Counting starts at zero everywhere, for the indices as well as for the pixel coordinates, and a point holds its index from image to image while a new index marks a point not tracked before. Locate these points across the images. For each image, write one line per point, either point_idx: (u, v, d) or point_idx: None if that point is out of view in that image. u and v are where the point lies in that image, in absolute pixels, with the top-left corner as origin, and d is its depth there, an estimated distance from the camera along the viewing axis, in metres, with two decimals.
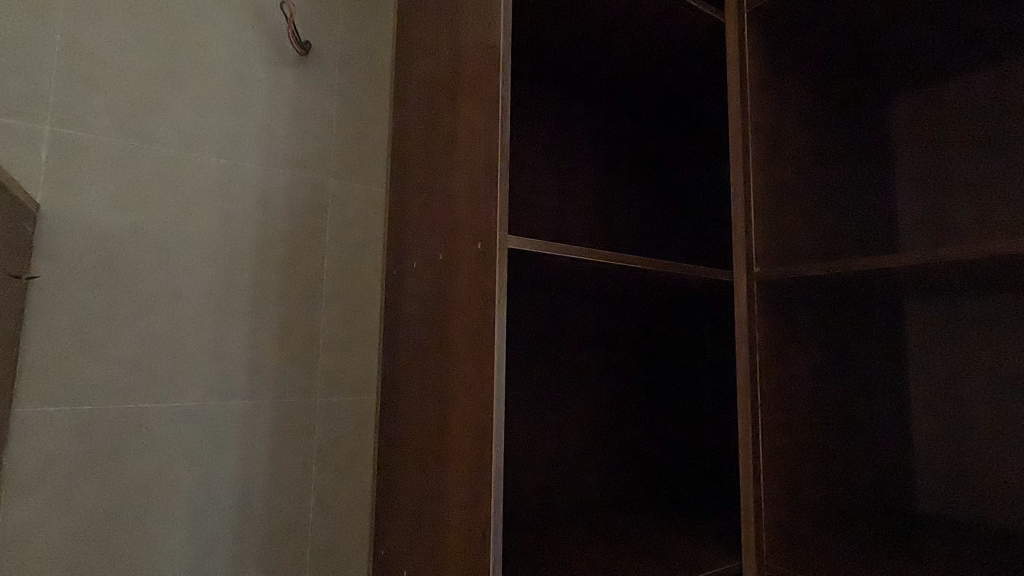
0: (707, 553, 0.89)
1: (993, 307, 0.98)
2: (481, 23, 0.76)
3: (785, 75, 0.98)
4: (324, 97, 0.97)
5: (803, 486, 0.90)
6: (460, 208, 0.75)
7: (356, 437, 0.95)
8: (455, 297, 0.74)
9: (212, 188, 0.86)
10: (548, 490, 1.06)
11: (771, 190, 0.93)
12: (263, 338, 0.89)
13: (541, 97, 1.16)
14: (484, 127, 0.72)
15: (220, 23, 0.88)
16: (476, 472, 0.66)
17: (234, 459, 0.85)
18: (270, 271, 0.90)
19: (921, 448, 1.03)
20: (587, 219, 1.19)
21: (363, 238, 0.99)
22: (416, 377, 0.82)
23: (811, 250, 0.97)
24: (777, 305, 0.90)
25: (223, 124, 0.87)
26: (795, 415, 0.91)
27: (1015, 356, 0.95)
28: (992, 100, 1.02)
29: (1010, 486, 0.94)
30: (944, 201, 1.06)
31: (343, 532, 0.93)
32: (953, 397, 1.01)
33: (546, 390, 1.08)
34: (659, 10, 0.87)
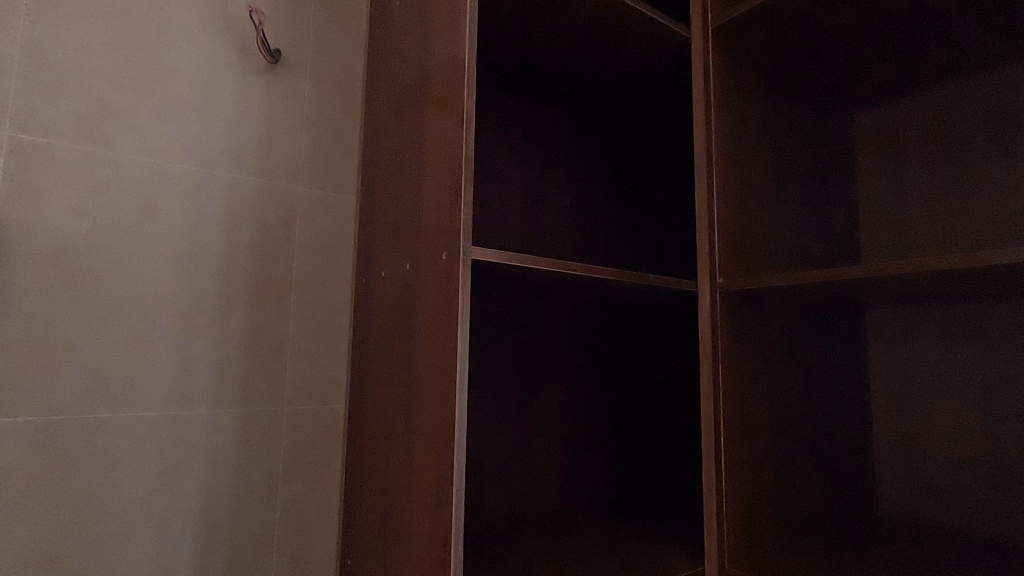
0: (671, 557, 0.92)
1: (945, 316, 1.01)
2: (447, 36, 0.77)
3: (748, 89, 1.01)
4: (294, 105, 0.97)
5: (764, 491, 0.92)
6: (426, 219, 0.76)
7: (325, 446, 0.95)
8: (422, 305, 0.75)
9: (179, 196, 0.85)
10: (518, 497, 1.07)
11: (734, 200, 0.95)
12: (230, 346, 0.88)
13: (513, 107, 1.17)
14: (450, 138, 0.73)
15: (188, 30, 0.88)
16: (440, 482, 0.67)
17: (199, 471, 0.84)
18: (238, 279, 0.90)
19: (880, 452, 1.06)
20: (558, 228, 1.21)
21: (335, 247, 0.99)
22: (383, 386, 0.83)
23: (773, 259, 1.00)
24: (739, 314, 0.92)
25: (190, 131, 0.87)
26: (757, 420, 0.93)
27: (964, 365, 0.99)
28: (945, 117, 1.07)
29: (959, 489, 0.98)
30: (901, 213, 1.09)
31: (311, 541, 0.93)
32: (909, 404, 1.04)
33: (515, 396, 1.10)
34: (625, 26, 0.89)
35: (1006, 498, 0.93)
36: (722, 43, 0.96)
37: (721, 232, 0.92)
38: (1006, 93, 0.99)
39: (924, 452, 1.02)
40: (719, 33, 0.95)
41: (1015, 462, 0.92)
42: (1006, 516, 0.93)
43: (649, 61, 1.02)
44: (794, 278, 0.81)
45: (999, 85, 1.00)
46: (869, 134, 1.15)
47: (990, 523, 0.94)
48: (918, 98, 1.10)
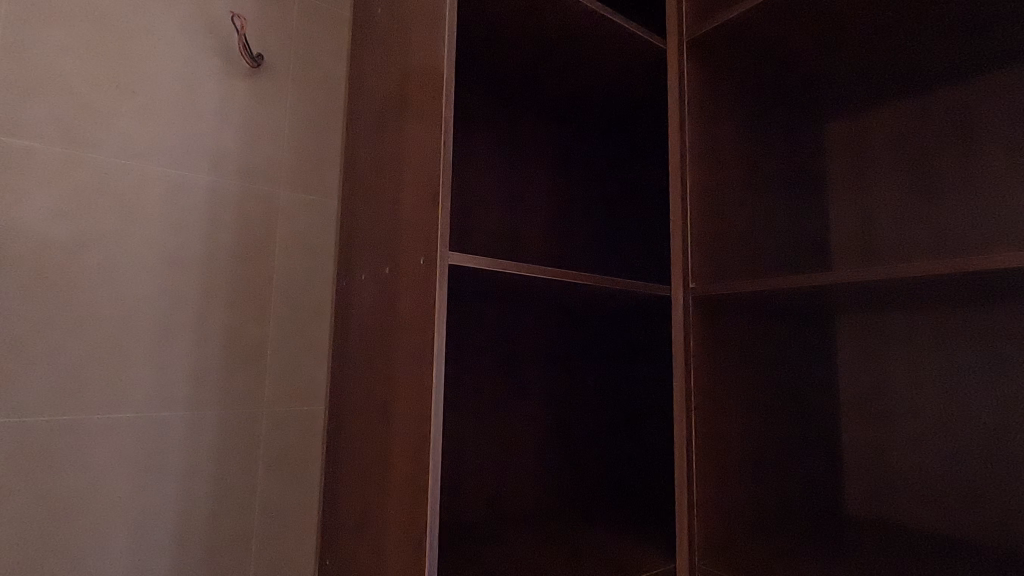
0: (644, 555, 0.94)
1: (912, 322, 1.04)
2: (427, 45, 0.79)
3: (722, 100, 1.04)
4: (276, 109, 0.98)
5: (736, 492, 0.95)
6: (406, 224, 0.77)
7: (305, 448, 0.96)
8: (401, 309, 0.76)
9: (160, 197, 0.86)
10: (496, 497, 1.09)
11: (706, 208, 0.97)
12: (210, 347, 0.89)
13: (494, 113, 1.19)
14: (429, 146, 0.75)
15: (170, 34, 0.89)
16: (416, 482, 0.69)
17: (177, 474, 0.85)
18: (219, 282, 0.90)
19: (847, 452, 1.10)
20: (537, 232, 1.24)
21: (316, 250, 1.00)
22: (362, 387, 0.84)
23: (745, 265, 1.03)
24: (711, 319, 0.95)
25: (171, 134, 0.87)
26: (728, 422, 0.96)
27: (928, 369, 1.02)
28: (910, 127, 1.10)
29: (923, 489, 1.01)
30: (869, 222, 1.13)
31: (289, 543, 0.94)
32: (877, 407, 1.08)
33: (493, 398, 1.12)
34: (601, 37, 0.92)
35: (966, 495, 0.96)
36: (696, 55, 0.99)
37: (694, 239, 0.95)
38: (967, 106, 1.03)
39: (890, 454, 1.05)
40: (694, 45, 0.98)
41: (976, 461, 0.96)
42: (966, 515, 0.96)
43: (626, 71, 1.04)
44: (763, 284, 0.84)
45: (962, 97, 1.04)
46: (841, 143, 1.19)
47: (951, 520, 0.98)
48: (884, 109, 1.14)
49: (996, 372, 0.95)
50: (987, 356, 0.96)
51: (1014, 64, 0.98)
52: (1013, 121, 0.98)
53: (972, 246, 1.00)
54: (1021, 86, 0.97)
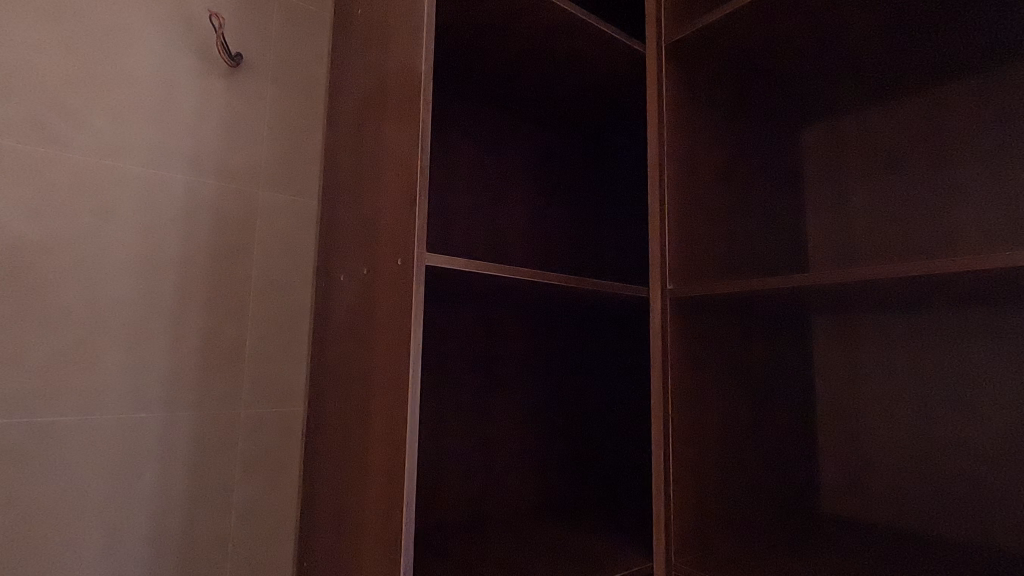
0: (621, 552, 0.95)
1: (886, 322, 1.06)
2: (405, 46, 0.80)
3: (699, 103, 1.05)
4: (256, 109, 0.97)
5: (712, 491, 0.96)
6: (383, 226, 0.78)
7: (283, 449, 0.95)
8: (378, 309, 0.76)
9: (136, 197, 0.85)
10: (475, 497, 1.10)
11: (684, 211, 0.99)
12: (187, 348, 0.88)
13: (475, 115, 1.20)
14: (406, 147, 0.75)
15: (147, 33, 0.88)
16: (392, 482, 0.69)
17: (151, 476, 0.84)
18: (196, 283, 0.90)
19: (823, 452, 1.12)
20: (519, 234, 1.24)
21: (295, 251, 0.99)
22: (341, 387, 0.84)
23: (722, 267, 1.04)
24: (689, 320, 0.96)
25: (147, 134, 0.87)
26: (705, 422, 0.97)
27: (901, 369, 1.04)
28: (884, 130, 1.12)
29: (896, 487, 1.03)
30: (845, 224, 1.14)
31: (268, 545, 0.93)
32: (853, 406, 1.09)
33: (473, 398, 1.13)
34: (579, 41, 0.93)
35: (937, 493, 0.98)
36: (675, 59, 1.00)
37: (672, 241, 0.96)
38: (935, 110, 1.05)
39: (865, 452, 1.07)
40: (672, 50, 0.99)
41: (946, 458, 0.98)
42: (938, 513, 0.98)
43: (605, 74, 1.06)
44: (737, 285, 0.85)
45: (931, 103, 1.06)
46: (818, 147, 1.20)
47: (922, 517, 1.00)
48: (858, 114, 1.16)
49: (965, 371, 0.97)
50: (957, 357, 0.98)
51: (984, 72, 1.00)
52: (982, 128, 1.00)
53: (942, 250, 1.02)
54: (988, 92, 1.00)
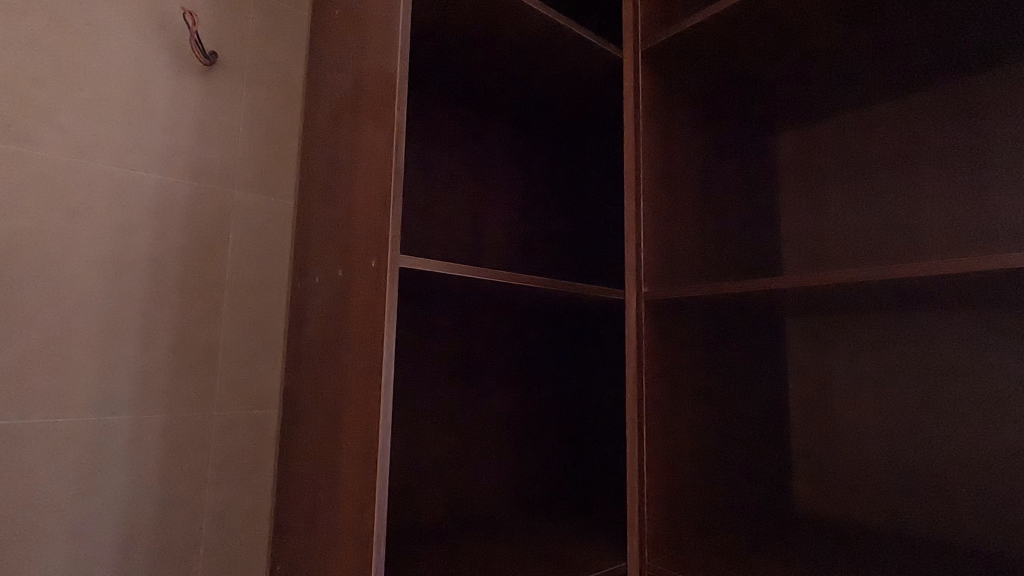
0: (596, 552, 0.96)
1: (856, 325, 1.09)
2: (381, 47, 0.80)
3: (675, 109, 1.06)
4: (231, 107, 0.96)
5: (686, 491, 0.97)
6: (358, 226, 0.78)
7: (257, 452, 0.94)
8: (352, 311, 0.76)
9: (107, 196, 0.84)
10: (452, 498, 1.10)
11: (659, 214, 1.00)
12: (158, 349, 0.87)
13: (454, 116, 1.20)
14: (381, 148, 0.76)
15: (118, 30, 0.87)
16: (365, 483, 0.69)
17: (119, 480, 0.82)
18: (169, 283, 0.88)
19: (797, 452, 1.14)
20: (496, 236, 1.25)
21: (271, 250, 0.98)
22: (315, 389, 0.84)
23: (696, 270, 1.06)
24: (663, 322, 0.97)
25: (118, 131, 0.85)
26: (679, 422, 0.98)
27: (871, 370, 1.06)
28: (855, 136, 1.14)
29: (865, 486, 1.05)
30: (818, 228, 1.16)
31: (239, 548, 0.92)
32: (823, 408, 1.12)
33: (449, 399, 1.13)
34: (556, 44, 0.94)
35: (902, 491, 1.01)
36: (651, 64, 1.01)
37: (647, 245, 0.97)
38: (904, 117, 1.08)
39: (837, 452, 1.09)
40: (649, 55, 1.01)
41: (911, 457, 1.00)
42: (905, 510, 1.01)
43: (583, 78, 1.07)
44: (710, 288, 0.87)
45: (900, 110, 1.09)
46: (791, 151, 1.22)
47: (889, 515, 1.02)
48: (830, 120, 1.18)
49: (930, 373, 1.00)
50: (924, 358, 1.01)
51: (950, 82, 1.03)
52: (947, 136, 1.03)
53: (909, 253, 1.04)
54: (952, 101, 1.03)
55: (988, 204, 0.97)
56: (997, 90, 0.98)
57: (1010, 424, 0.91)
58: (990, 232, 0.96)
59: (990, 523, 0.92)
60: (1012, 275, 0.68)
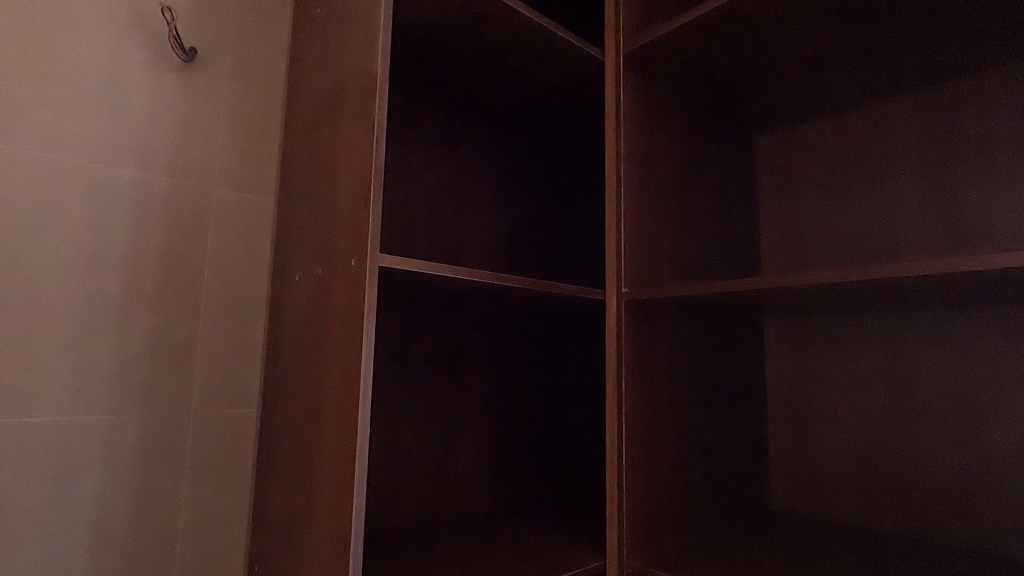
0: (574, 550, 0.97)
1: (833, 326, 1.11)
2: (362, 46, 0.80)
3: (657, 111, 1.07)
4: (209, 103, 0.95)
5: (665, 491, 0.99)
6: (339, 225, 0.77)
7: (235, 452, 0.94)
8: (332, 311, 0.76)
9: (81, 191, 0.83)
10: (432, 497, 1.11)
11: (640, 215, 1.01)
12: (134, 348, 0.86)
13: (436, 117, 1.20)
14: (361, 147, 0.76)
15: (94, 24, 0.85)
16: (343, 481, 0.70)
17: (93, 481, 0.81)
18: (145, 281, 0.87)
19: (774, 449, 1.16)
20: (478, 236, 1.25)
21: (251, 249, 0.97)
22: (294, 388, 0.83)
23: (677, 271, 1.07)
24: (644, 321, 0.98)
25: (93, 126, 0.84)
26: (658, 421, 0.99)
27: (848, 370, 1.09)
28: (833, 140, 1.16)
29: (840, 482, 1.08)
30: (796, 230, 1.19)
31: (217, 548, 0.91)
32: (800, 407, 1.14)
33: (430, 399, 1.13)
34: (538, 45, 0.94)
35: (875, 489, 1.04)
36: (633, 67, 1.02)
37: (627, 245, 0.98)
38: (878, 123, 1.11)
39: (814, 449, 1.11)
40: (631, 58, 1.02)
41: (885, 456, 1.03)
42: (877, 505, 1.03)
43: (564, 80, 1.07)
44: (687, 289, 0.88)
45: (876, 116, 1.11)
46: (771, 154, 1.25)
47: (863, 513, 1.04)
48: (809, 125, 1.20)
49: (904, 374, 1.02)
50: (896, 359, 1.03)
51: (925, 88, 1.06)
52: (920, 142, 1.05)
53: (883, 256, 1.07)
54: (925, 107, 1.05)
55: (958, 209, 1.00)
56: (967, 98, 1.01)
57: (979, 423, 0.94)
58: (960, 236, 0.99)
59: (957, 517, 0.95)
60: (977, 277, 0.70)
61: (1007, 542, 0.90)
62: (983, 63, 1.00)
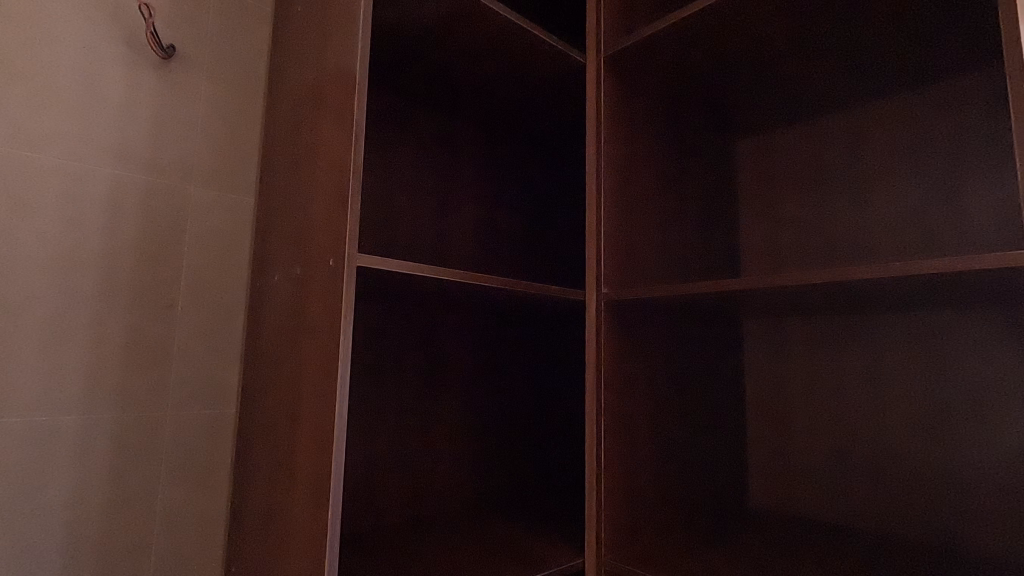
0: (552, 549, 0.97)
1: (810, 327, 1.13)
2: (341, 46, 0.80)
3: (638, 114, 1.09)
4: (188, 101, 0.94)
5: (644, 491, 1.00)
6: (317, 226, 0.77)
7: (213, 453, 0.93)
8: (310, 311, 0.76)
9: (56, 189, 0.82)
10: (412, 496, 1.11)
11: (620, 218, 1.02)
12: (109, 347, 0.85)
13: (418, 118, 1.21)
14: (340, 147, 0.76)
15: (70, 20, 0.84)
16: (319, 481, 0.70)
17: (66, 482, 0.80)
18: (121, 280, 0.86)
19: (754, 447, 1.17)
20: (459, 237, 1.26)
21: (229, 249, 0.97)
22: (272, 388, 0.83)
23: (657, 272, 1.08)
24: (623, 323, 0.99)
25: (68, 123, 0.83)
26: (638, 420, 1.00)
27: (824, 369, 1.11)
28: (806, 146, 1.19)
29: (817, 481, 1.09)
30: (775, 232, 1.20)
31: (193, 549, 0.90)
32: (778, 406, 1.15)
33: (410, 399, 1.13)
34: (517, 47, 0.95)
35: (849, 486, 1.06)
36: (614, 71, 1.03)
37: (607, 247, 0.99)
38: (854, 128, 1.13)
39: (790, 447, 1.13)
40: (612, 62, 1.03)
41: (858, 454, 1.05)
42: (851, 501, 1.05)
43: (545, 81, 1.08)
44: (665, 290, 0.89)
45: (851, 122, 1.14)
46: (750, 158, 1.27)
47: (838, 511, 1.06)
48: (786, 130, 1.22)
49: (878, 375, 1.04)
50: (870, 359, 1.06)
51: (898, 94, 1.08)
52: (894, 147, 1.08)
53: (858, 258, 1.09)
54: (898, 113, 1.08)
55: (930, 213, 1.02)
56: (938, 103, 1.04)
57: (947, 422, 0.97)
58: (931, 239, 1.01)
59: (928, 514, 0.97)
60: (942, 280, 0.71)
61: (973, 538, 0.93)
62: (954, 70, 1.02)
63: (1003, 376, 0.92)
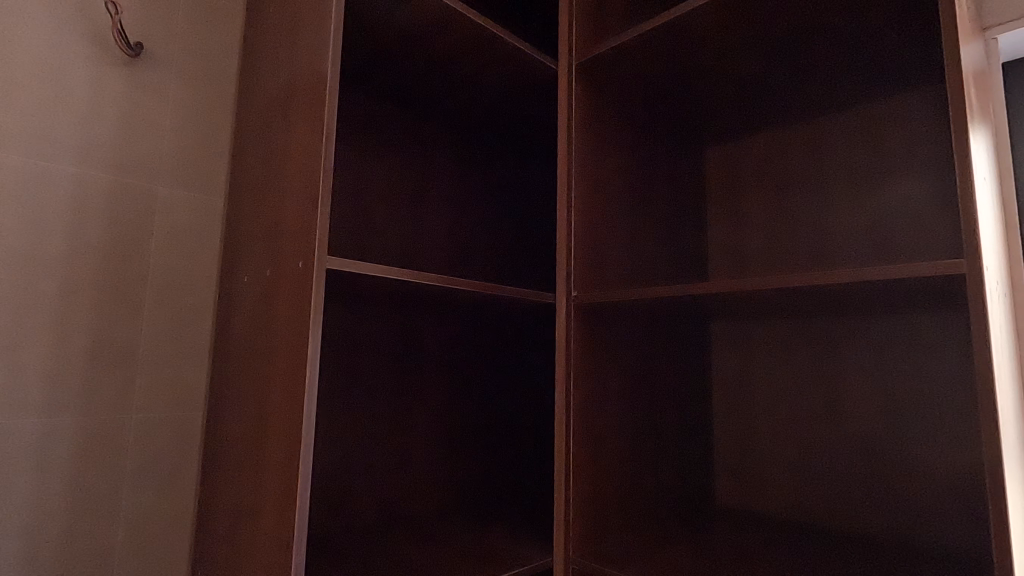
0: (521, 547, 0.99)
1: (772, 329, 1.17)
2: (311, 49, 0.80)
3: (609, 121, 1.11)
4: (156, 99, 0.93)
5: (611, 489, 1.02)
6: (286, 228, 0.78)
7: (180, 454, 0.92)
8: (278, 312, 0.76)
9: (18, 186, 0.80)
10: (382, 496, 1.11)
11: (589, 222, 1.04)
12: (72, 347, 0.83)
13: (392, 120, 1.21)
14: (310, 150, 0.76)
15: (34, 14, 0.83)
16: (287, 481, 0.70)
17: (27, 483, 0.79)
18: (85, 279, 0.85)
19: (719, 446, 1.20)
20: (430, 239, 1.27)
21: (198, 247, 0.96)
22: (240, 388, 0.83)
23: (626, 276, 1.10)
24: (592, 325, 1.01)
25: (31, 118, 0.82)
26: (606, 419, 1.03)
27: (785, 369, 1.14)
28: (765, 154, 1.23)
29: (777, 477, 1.13)
30: (740, 236, 1.24)
31: (159, 548, 0.89)
32: (742, 406, 1.19)
33: (381, 400, 1.14)
34: (489, 52, 0.96)
35: (807, 482, 1.10)
36: (586, 78, 1.06)
37: (576, 251, 1.01)
38: (813, 137, 1.17)
39: (753, 445, 1.17)
40: (584, 70, 1.05)
41: (817, 452, 1.09)
42: (809, 497, 1.09)
43: (517, 87, 1.10)
44: (632, 293, 0.91)
45: (811, 131, 1.18)
46: (716, 163, 1.30)
47: (797, 507, 1.10)
48: (749, 137, 1.26)
49: (836, 375, 1.09)
50: (830, 361, 1.10)
51: (857, 105, 1.12)
52: (852, 156, 1.12)
53: (817, 262, 1.13)
54: (854, 123, 1.12)
55: (884, 220, 1.06)
56: (891, 115, 1.08)
57: (898, 420, 1.01)
58: (886, 244, 1.05)
59: (880, 508, 1.01)
60: (890, 285, 0.75)
61: (920, 531, 0.97)
62: (907, 83, 1.07)
63: (950, 375, 0.97)
